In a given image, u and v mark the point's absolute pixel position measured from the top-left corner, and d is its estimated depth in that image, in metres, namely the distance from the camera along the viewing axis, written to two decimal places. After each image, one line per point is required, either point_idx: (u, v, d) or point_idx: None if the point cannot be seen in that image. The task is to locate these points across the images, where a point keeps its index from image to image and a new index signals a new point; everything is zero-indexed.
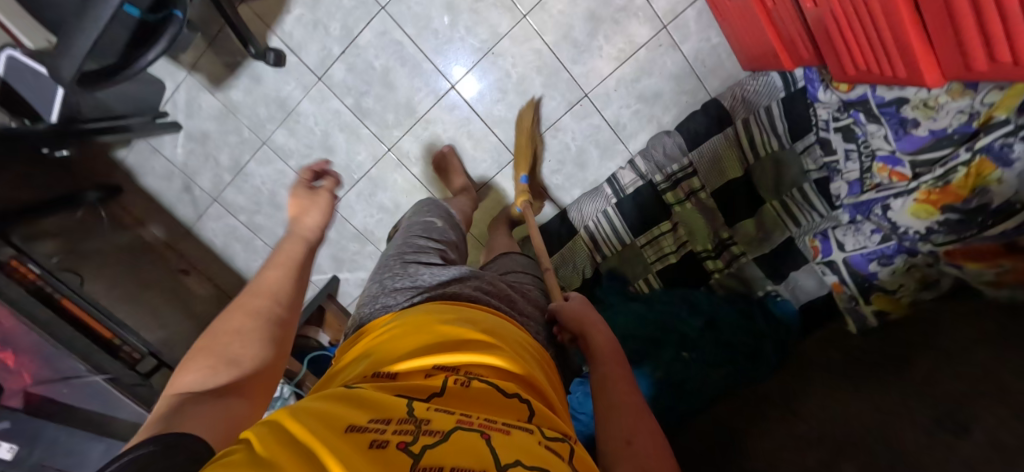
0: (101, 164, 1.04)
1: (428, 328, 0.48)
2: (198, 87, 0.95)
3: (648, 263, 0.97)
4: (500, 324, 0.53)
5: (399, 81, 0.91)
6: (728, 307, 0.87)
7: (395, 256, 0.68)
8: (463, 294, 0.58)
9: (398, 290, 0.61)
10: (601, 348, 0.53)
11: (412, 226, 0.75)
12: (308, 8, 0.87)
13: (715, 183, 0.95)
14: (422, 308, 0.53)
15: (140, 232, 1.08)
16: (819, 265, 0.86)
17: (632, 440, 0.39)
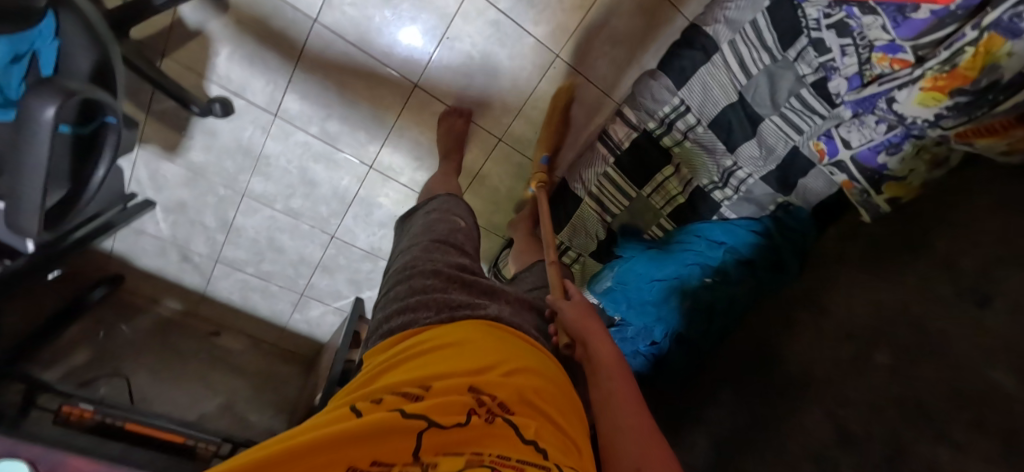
0: (98, 258, 1.10)
1: (462, 348, 0.43)
2: (155, 158, 0.90)
3: (658, 209, 1.03)
4: (531, 349, 0.48)
5: (358, 95, 0.84)
6: (743, 227, 0.94)
7: (420, 261, 0.58)
8: (501, 319, 0.51)
9: (426, 306, 0.51)
10: (605, 361, 0.52)
11: (430, 223, 0.66)
12: (232, 45, 0.78)
13: (709, 114, 0.94)
14: (459, 326, 0.47)
15: (158, 309, 1.19)
16: (826, 166, 0.85)
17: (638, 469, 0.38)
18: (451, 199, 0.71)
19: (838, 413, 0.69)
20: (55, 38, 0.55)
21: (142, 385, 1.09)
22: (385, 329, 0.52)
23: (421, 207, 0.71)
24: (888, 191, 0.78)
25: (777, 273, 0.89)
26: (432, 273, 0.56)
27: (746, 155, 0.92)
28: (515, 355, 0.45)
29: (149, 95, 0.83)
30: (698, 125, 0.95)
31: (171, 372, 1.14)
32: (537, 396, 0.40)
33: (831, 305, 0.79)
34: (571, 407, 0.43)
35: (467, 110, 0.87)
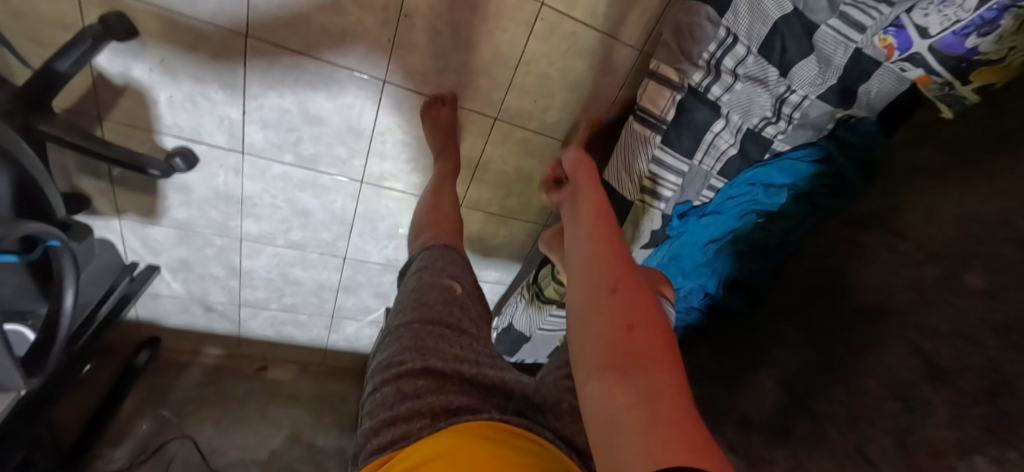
0: (131, 327, 1.14)
1: (456, 466, 0.36)
2: (140, 224, 0.86)
3: (711, 173, 0.89)
4: (539, 454, 0.40)
5: (323, 109, 0.73)
6: (797, 154, 0.83)
7: (409, 355, 0.49)
8: (507, 420, 0.44)
9: (420, 416, 0.43)
10: (594, 211, 0.51)
11: (420, 291, 0.55)
12: (167, 88, 0.68)
13: (761, 36, 0.75)
14: (452, 434, 0.40)
15: (201, 359, 1.25)
16: (895, 65, 0.69)
17: (605, 306, 0.39)
18: (448, 252, 0.61)
19: (921, 345, 0.61)
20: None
21: (206, 434, 1.18)
22: (371, 449, 0.43)
23: (411, 264, 0.62)
24: (979, 80, 0.63)
25: (836, 196, 0.81)
26: (425, 372, 0.47)
27: (802, 76, 0.75)
28: (524, 464, 0.37)
29: (106, 170, 0.78)
30: (750, 56, 0.78)
31: (230, 420, 1.22)
32: None
33: (905, 227, 0.69)
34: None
35: (448, 94, 0.76)
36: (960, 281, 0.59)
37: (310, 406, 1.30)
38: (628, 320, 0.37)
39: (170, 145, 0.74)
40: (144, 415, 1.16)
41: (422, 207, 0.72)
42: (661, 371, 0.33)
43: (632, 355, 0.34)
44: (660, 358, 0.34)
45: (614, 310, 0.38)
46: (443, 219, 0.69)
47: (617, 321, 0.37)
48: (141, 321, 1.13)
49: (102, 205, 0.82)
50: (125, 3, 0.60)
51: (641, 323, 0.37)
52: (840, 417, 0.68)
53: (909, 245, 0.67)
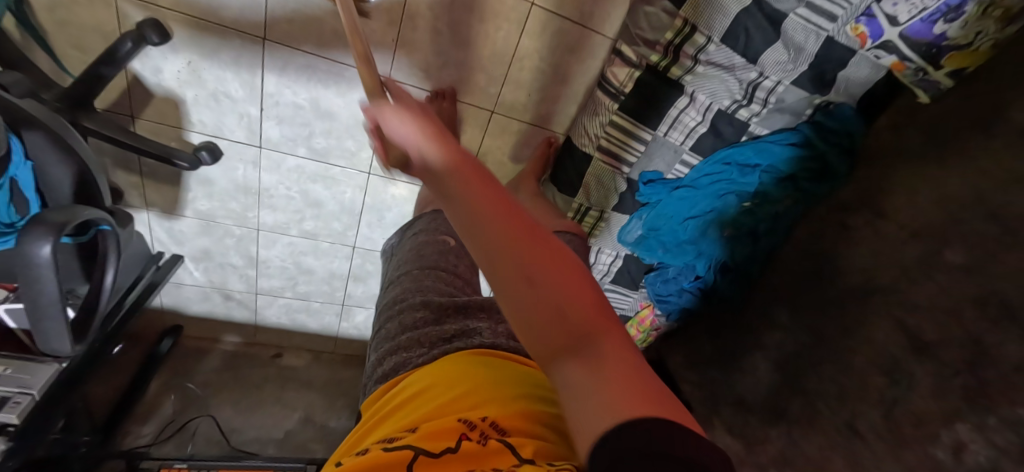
0: (155, 315, 1.20)
1: (459, 379, 0.42)
2: (166, 217, 0.92)
3: (678, 146, 0.89)
4: (526, 371, 0.47)
5: (334, 105, 0.79)
6: (778, 140, 0.83)
7: (409, 294, 0.59)
8: (496, 345, 0.50)
9: (418, 343, 0.51)
10: (447, 161, 0.35)
11: (418, 247, 0.67)
12: (192, 88, 0.74)
13: (722, 26, 0.75)
14: (449, 360, 0.45)
15: (220, 346, 1.29)
16: (870, 51, 0.70)
17: (541, 303, 0.31)
18: (438, 216, 0.72)
19: (906, 320, 0.66)
20: (27, 158, 0.63)
21: (227, 416, 1.24)
22: (379, 373, 0.51)
23: (411, 225, 0.74)
24: (950, 63, 0.66)
25: (821, 181, 0.83)
26: (422, 306, 0.56)
27: (771, 62, 0.75)
28: (514, 378, 0.44)
29: (137, 162, 0.84)
30: (710, 44, 0.77)
31: (249, 403, 1.27)
32: (534, 415, 0.38)
33: (887, 207, 0.74)
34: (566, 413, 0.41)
35: (449, 89, 0.82)
36: (940, 259, 0.65)
37: (322, 391, 1.34)
38: (565, 306, 0.31)
39: (199, 140, 0.80)
40: (168, 397, 1.22)
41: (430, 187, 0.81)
42: (617, 348, 0.31)
43: (587, 339, 0.31)
44: (607, 331, 0.32)
45: (553, 300, 0.31)
46: None
47: (550, 310, 0.31)
48: (165, 309, 1.19)
49: (133, 197, 0.89)
50: (160, 10, 0.66)
51: (578, 304, 0.32)
52: (832, 393, 0.74)
53: (891, 226, 0.72)
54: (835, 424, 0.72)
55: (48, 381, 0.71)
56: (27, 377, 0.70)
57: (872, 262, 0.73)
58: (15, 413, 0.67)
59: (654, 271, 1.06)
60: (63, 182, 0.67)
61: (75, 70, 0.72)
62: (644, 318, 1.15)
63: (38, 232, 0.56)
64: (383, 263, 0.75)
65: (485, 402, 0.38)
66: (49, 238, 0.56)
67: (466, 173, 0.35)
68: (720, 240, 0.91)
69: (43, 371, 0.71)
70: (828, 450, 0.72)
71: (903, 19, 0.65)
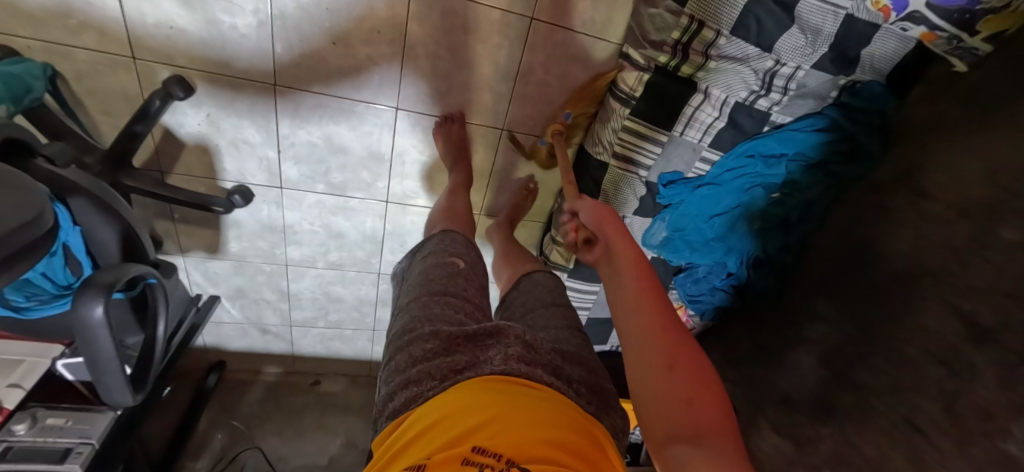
0: (198, 350, 1.25)
1: (472, 405, 0.44)
2: (201, 260, 0.96)
3: (697, 143, 0.79)
4: (539, 391, 0.47)
5: (347, 140, 0.80)
6: (802, 127, 0.78)
7: (418, 324, 0.58)
8: (508, 370, 0.49)
9: (429, 376, 0.51)
10: (628, 258, 0.57)
11: (427, 271, 0.66)
12: (213, 138, 0.77)
13: (731, 17, 0.66)
14: (463, 389, 0.47)
15: (262, 375, 1.34)
16: (896, 24, 0.68)
17: (671, 382, 0.46)
18: (448, 237, 0.72)
19: (961, 305, 0.69)
20: (75, 224, 0.64)
21: (274, 443, 1.27)
22: (390, 409, 0.51)
23: (421, 248, 0.73)
24: (987, 28, 0.66)
25: (856, 164, 0.80)
26: (431, 336, 0.55)
27: (789, 48, 0.69)
28: (528, 401, 0.45)
29: (170, 211, 0.88)
30: (721, 37, 0.68)
31: (293, 429, 1.31)
32: (555, 442, 0.40)
33: (932, 187, 0.77)
34: (587, 438, 0.43)
35: (456, 112, 0.81)
36: None
37: (362, 413, 1.37)
38: (671, 361, 0.47)
39: (229, 187, 0.84)
40: (218, 427, 1.26)
41: (439, 209, 0.81)
42: (723, 441, 0.42)
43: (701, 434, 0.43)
44: (721, 431, 0.43)
45: (665, 347, 0.49)
46: (459, 214, 0.79)
47: (678, 403, 0.45)
48: (207, 346, 1.25)
49: (169, 244, 0.93)
50: (183, 68, 0.69)
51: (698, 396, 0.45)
52: (885, 387, 0.77)
53: (937, 205, 0.76)
54: (891, 417, 0.75)
55: (105, 430, 0.77)
56: (86, 426, 0.76)
57: (930, 237, 0.75)
58: (77, 463, 0.72)
59: (683, 272, 0.98)
60: (111, 242, 0.68)
61: (106, 135, 0.77)
62: (677, 320, 1.09)
63: (91, 293, 0.58)
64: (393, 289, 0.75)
65: (498, 429, 0.40)
66: (100, 298, 0.58)
67: (636, 268, 0.56)
68: (750, 234, 0.89)
69: (100, 419, 0.77)
70: (886, 449, 0.75)
71: None
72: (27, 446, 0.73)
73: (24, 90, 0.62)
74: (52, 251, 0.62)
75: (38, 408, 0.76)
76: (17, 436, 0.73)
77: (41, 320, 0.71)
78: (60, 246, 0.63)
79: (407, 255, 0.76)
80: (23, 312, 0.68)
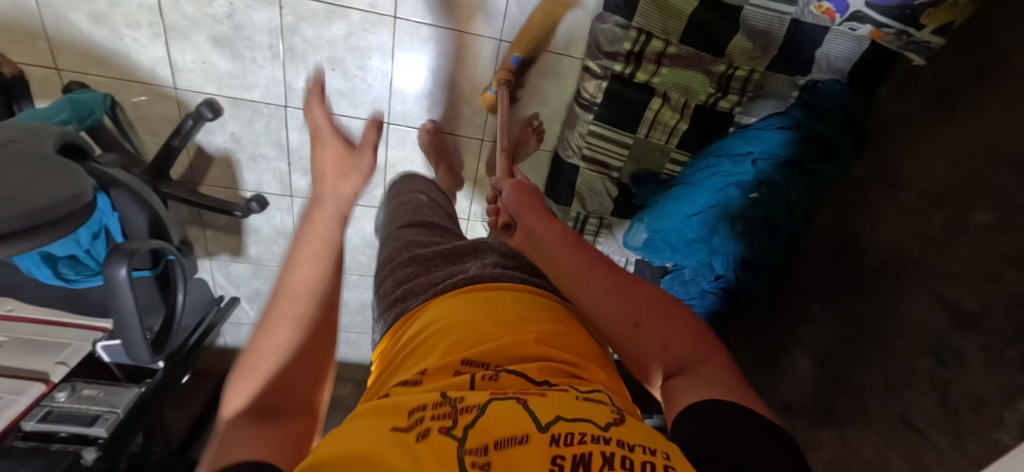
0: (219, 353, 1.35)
1: (455, 320, 0.48)
2: (225, 262, 1.08)
3: (664, 145, 0.87)
4: (517, 298, 0.53)
5: (348, 153, 0.91)
6: (768, 127, 0.82)
7: (399, 256, 0.68)
8: (481, 275, 0.59)
9: (411, 292, 0.60)
10: (552, 237, 0.57)
11: (406, 216, 0.76)
12: (237, 153, 0.91)
13: (678, 28, 0.75)
14: (445, 302, 0.53)
15: None
16: (845, 24, 0.73)
17: (640, 336, 0.45)
18: (420, 185, 0.84)
19: (945, 294, 0.68)
20: (114, 210, 0.77)
21: None
22: (382, 323, 0.61)
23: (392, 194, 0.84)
24: (931, 21, 0.70)
25: (828, 161, 0.81)
26: (409, 261, 0.65)
27: (740, 53, 0.76)
28: (501, 307, 0.50)
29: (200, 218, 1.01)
30: (670, 46, 0.77)
31: None
32: (541, 338, 0.45)
33: (904, 178, 0.78)
34: (565, 331, 0.48)
35: (435, 121, 0.89)
36: None
37: None
38: (637, 316, 0.46)
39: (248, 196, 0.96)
40: None
41: None
42: (714, 362, 0.41)
43: (692, 364, 0.41)
44: (702, 353, 0.42)
45: (626, 298, 0.47)
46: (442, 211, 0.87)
47: (656, 341, 0.44)
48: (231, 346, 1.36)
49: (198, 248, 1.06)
50: (213, 96, 0.84)
51: (677, 333, 0.44)
52: (880, 384, 0.74)
53: (911, 194, 0.76)
54: (887, 416, 0.72)
55: (130, 401, 0.90)
56: (114, 398, 0.89)
57: (909, 226, 0.75)
58: (104, 426, 0.84)
59: (670, 274, 0.99)
60: (141, 227, 0.79)
61: (150, 152, 0.94)
62: None
63: (117, 257, 0.69)
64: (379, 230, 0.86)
65: (484, 335, 0.45)
66: (122, 262, 0.68)
67: (567, 243, 0.55)
68: (733, 236, 0.88)
69: (127, 392, 0.91)
70: (886, 450, 0.71)
71: None
72: (65, 411, 0.85)
73: (87, 112, 0.77)
74: (95, 228, 0.76)
75: (77, 381, 0.91)
76: (57, 402, 0.86)
77: (88, 288, 0.86)
78: (102, 229, 0.78)
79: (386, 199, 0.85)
80: (72, 283, 0.83)
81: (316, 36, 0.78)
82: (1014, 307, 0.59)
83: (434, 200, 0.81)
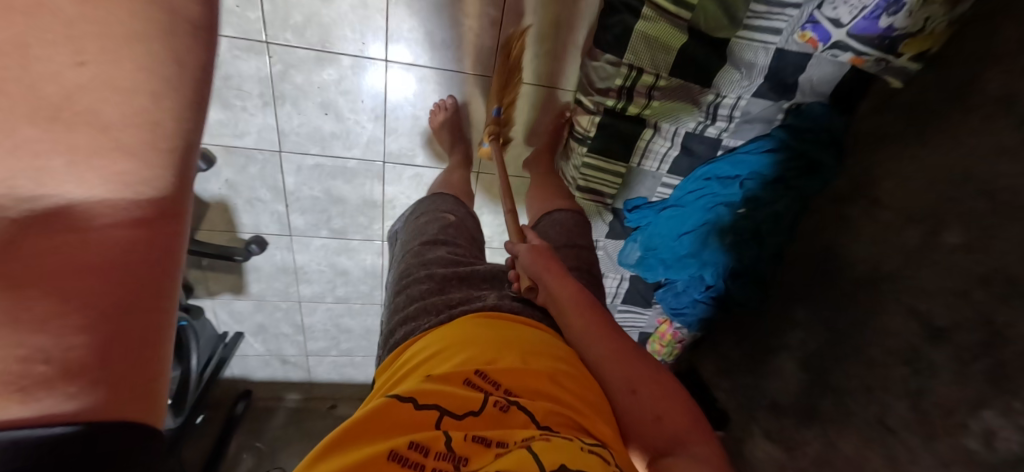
0: (226, 383, 1.36)
1: (468, 341, 0.50)
2: (226, 300, 1.09)
3: (656, 172, 0.91)
4: (528, 329, 0.55)
5: (345, 192, 0.92)
6: (754, 149, 0.85)
7: (416, 269, 0.67)
8: (499, 306, 0.58)
9: (426, 311, 0.59)
10: (568, 295, 0.59)
11: (424, 225, 0.75)
12: (232, 198, 0.90)
13: (667, 63, 0.75)
14: (457, 325, 0.54)
15: (285, 403, 1.43)
16: (827, 52, 0.74)
17: (637, 404, 0.49)
18: (442, 197, 0.80)
19: (918, 307, 0.73)
20: None
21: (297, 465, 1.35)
22: (392, 341, 0.60)
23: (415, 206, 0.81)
24: (909, 50, 0.72)
25: (812, 177, 0.85)
26: (427, 278, 0.65)
27: (728, 82, 0.77)
28: (517, 337, 0.52)
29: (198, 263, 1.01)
30: (660, 80, 0.77)
31: None
32: (554, 377, 0.47)
33: (883, 195, 0.82)
34: (576, 372, 0.50)
35: (449, 100, 0.84)
36: None
37: None
38: (637, 386, 0.50)
39: (246, 237, 0.97)
40: (246, 451, 1.35)
41: None
42: (701, 447, 0.46)
43: (680, 443, 0.46)
44: (696, 435, 0.47)
45: (630, 370, 0.52)
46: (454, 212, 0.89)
47: (651, 414, 0.48)
48: (234, 377, 1.36)
49: (198, 289, 1.06)
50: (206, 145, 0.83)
51: (669, 411, 0.48)
52: (858, 386, 0.80)
53: (889, 212, 0.81)
54: (867, 419, 0.79)
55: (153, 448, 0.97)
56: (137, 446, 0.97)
57: (887, 243, 0.80)
58: None
59: (663, 288, 1.05)
60: None
61: None
62: (665, 332, 1.15)
63: None
64: (391, 240, 0.84)
65: (505, 363, 0.46)
66: None
67: (581, 303, 0.59)
68: (722, 249, 0.93)
69: None
70: (864, 448, 0.79)
71: (844, 24, 0.70)
72: None
73: None
74: None
75: None
76: None
77: None
78: None
79: (403, 216, 0.84)
80: None
81: (307, 81, 0.77)
82: (979, 324, 0.65)
83: (461, 213, 0.78)
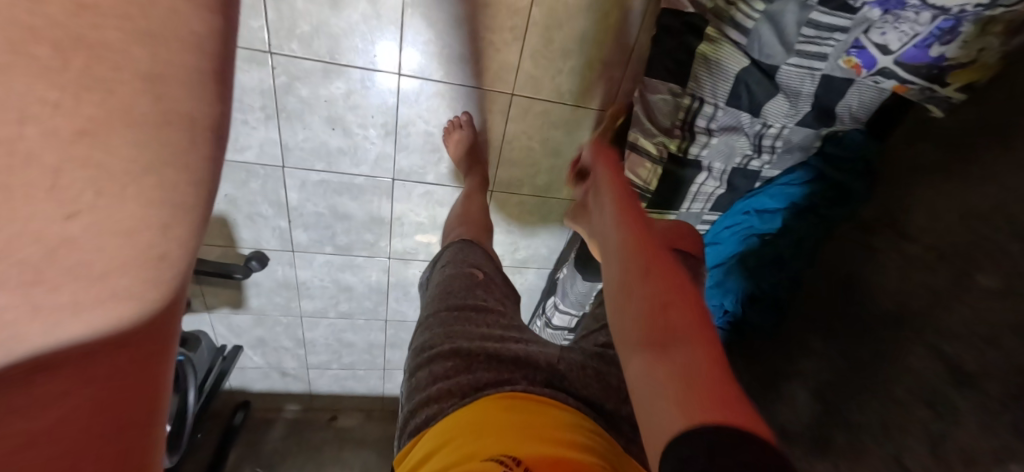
0: (224, 394, 1.35)
1: (492, 424, 0.48)
2: (225, 313, 1.08)
3: (700, 213, 0.90)
4: (557, 412, 0.52)
5: (351, 208, 0.92)
6: (790, 179, 0.84)
7: (439, 341, 0.63)
8: (530, 390, 0.54)
9: (450, 394, 0.56)
10: (614, 187, 0.61)
11: (449, 283, 0.71)
12: (232, 213, 0.89)
13: (725, 93, 0.74)
14: (480, 407, 0.51)
15: (284, 415, 1.41)
16: (869, 77, 0.70)
17: (642, 287, 0.46)
18: (467, 248, 0.78)
19: (943, 348, 0.70)
20: None
21: None
22: (413, 426, 0.56)
23: (439, 261, 0.79)
24: (957, 80, 0.65)
25: (844, 203, 0.80)
26: (451, 354, 0.60)
27: (776, 112, 0.75)
28: (545, 423, 0.49)
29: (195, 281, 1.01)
30: (718, 111, 0.76)
31: (316, 464, 1.38)
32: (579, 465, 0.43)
33: (914, 228, 0.79)
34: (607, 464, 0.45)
35: (464, 116, 0.84)
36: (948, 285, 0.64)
37: (375, 446, 1.45)
38: (651, 269, 0.48)
39: (246, 252, 0.96)
40: (244, 465, 1.33)
41: (456, 213, 0.88)
42: (700, 340, 0.40)
43: (673, 329, 0.41)
44: (699, 334, 0.41)
45: (649, 256, 0.49)
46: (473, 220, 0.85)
47: (655, 300, 0.44)
48: (233, 388, 1.34)
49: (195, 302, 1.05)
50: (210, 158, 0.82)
51: (678, 302, 0.44)
52: (875, 423, 0.75)
53: (919, 247, 0.77)
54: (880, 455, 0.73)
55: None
56: None
57: (912, 280, 0.77)
58: None
59: None
60: None
61: None
62: None
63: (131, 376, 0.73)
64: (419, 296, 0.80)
65: (529, 451, 0.43)
66: None
67: (625, 197, 0.59)
68: (744, 272, 0.89)
69: None
70: None
71: (891, 50, 0.65)
72: None
73: None
74: None
75: None
76: None
77: None
78: None
79: (430, 269, 0.82)
80: None
81: (313, 95, 0.77)
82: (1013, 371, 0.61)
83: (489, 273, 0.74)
